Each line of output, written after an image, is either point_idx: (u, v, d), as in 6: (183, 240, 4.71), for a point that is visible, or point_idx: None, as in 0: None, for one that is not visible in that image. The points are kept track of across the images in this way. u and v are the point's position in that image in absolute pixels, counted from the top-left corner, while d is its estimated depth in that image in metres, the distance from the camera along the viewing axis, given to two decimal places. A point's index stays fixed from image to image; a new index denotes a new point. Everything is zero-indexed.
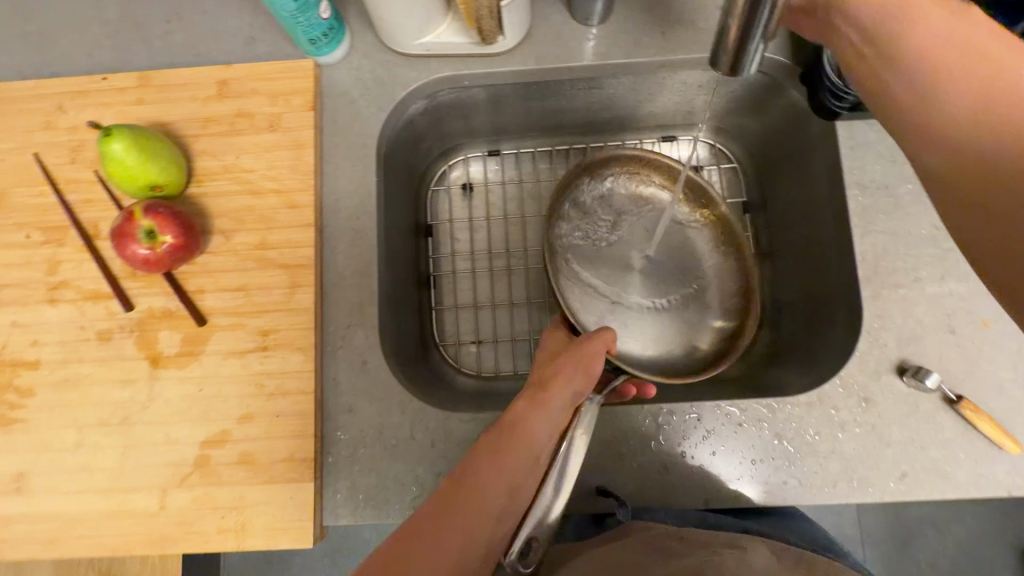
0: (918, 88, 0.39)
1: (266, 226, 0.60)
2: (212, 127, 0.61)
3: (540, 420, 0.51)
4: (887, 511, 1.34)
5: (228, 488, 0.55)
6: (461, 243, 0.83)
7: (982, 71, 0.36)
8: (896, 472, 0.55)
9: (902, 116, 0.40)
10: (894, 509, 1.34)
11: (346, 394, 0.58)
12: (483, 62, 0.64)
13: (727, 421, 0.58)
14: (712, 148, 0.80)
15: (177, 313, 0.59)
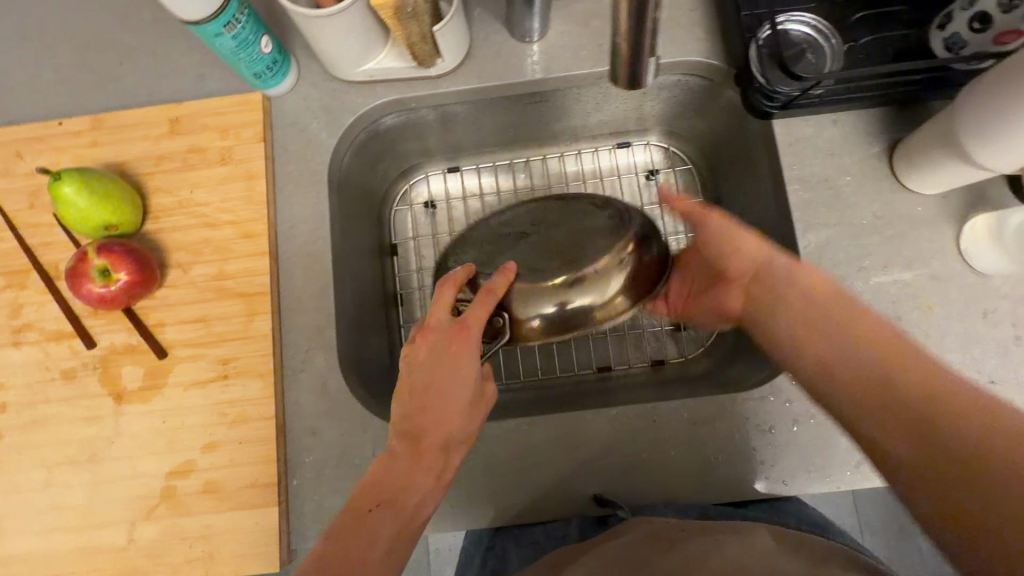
0: (835, 358, 0.46)
1: (222, 256, 0.61)
2: (166, 164, 0.63)
3: (460, 427, 0.50)
4: None
5: (196, 518, 0.56)
6: (427, 260, 0.84)
7: (886, 354, 0.44)
8: (852, 461, 0.57)
9: (822, 375, 0.47)
10: None
11: (309, 417, 0.59)
12: (427, 84, 0.65)
13: (685, 420, 0.60)
14: (666, 152, 0.82)
15: (138, 348, 0.60)
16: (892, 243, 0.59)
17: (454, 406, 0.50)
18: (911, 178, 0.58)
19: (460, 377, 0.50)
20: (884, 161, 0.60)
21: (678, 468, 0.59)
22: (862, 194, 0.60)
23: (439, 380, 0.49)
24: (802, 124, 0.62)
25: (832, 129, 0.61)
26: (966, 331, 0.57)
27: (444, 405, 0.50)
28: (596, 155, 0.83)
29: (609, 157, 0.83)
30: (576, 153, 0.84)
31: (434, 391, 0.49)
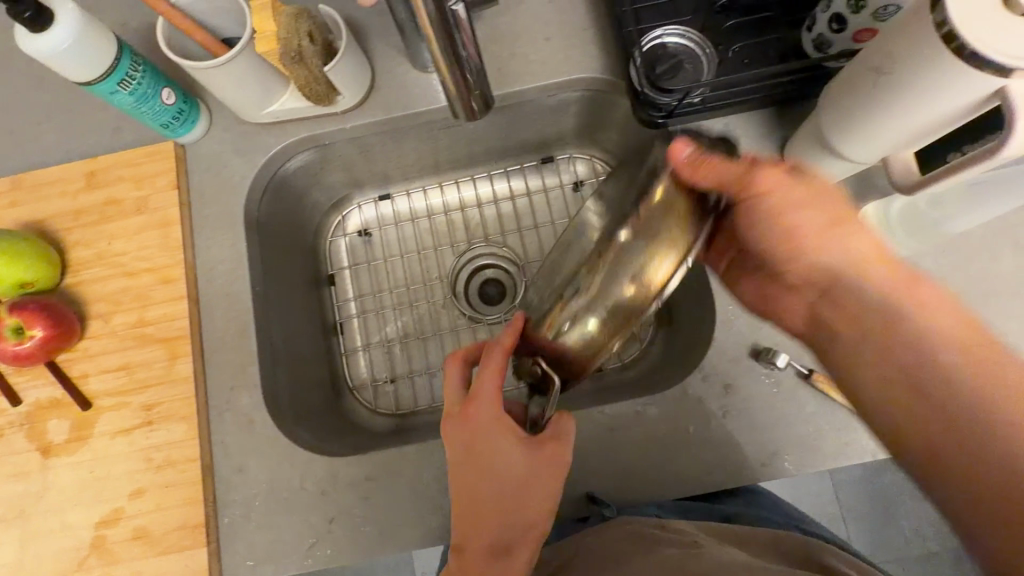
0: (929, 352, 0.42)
1: (142, 304, 0.62)
2: (84, 219, 0.64)
3: (530, 508, 0.49)
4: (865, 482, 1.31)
5: (126, 566, 0.57)
6: (366, 288, 0.86)
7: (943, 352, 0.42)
8: (765, 452, 0.57)
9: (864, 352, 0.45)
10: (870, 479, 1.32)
11: (236, 454, 0.60)
12: (334, 120, 0.68)
13: (601, 427, 0.59)
14: (588, 164, 0.84)
15: (62, 401, 0.60)
16: None
17: (517, 493, 0.49)
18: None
19: (522, 467, 0.49)
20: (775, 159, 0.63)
21: (598, 476, 0.59)
22: None
23: (482, 444, 0.49)
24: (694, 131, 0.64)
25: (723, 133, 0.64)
26: None
27: (506, 489, 0.49)
28: (521, 172, 0.85)
29: (534, 173, 0.85)
30: (502, 171, 0.86)
31: (481, 451, 0.49)
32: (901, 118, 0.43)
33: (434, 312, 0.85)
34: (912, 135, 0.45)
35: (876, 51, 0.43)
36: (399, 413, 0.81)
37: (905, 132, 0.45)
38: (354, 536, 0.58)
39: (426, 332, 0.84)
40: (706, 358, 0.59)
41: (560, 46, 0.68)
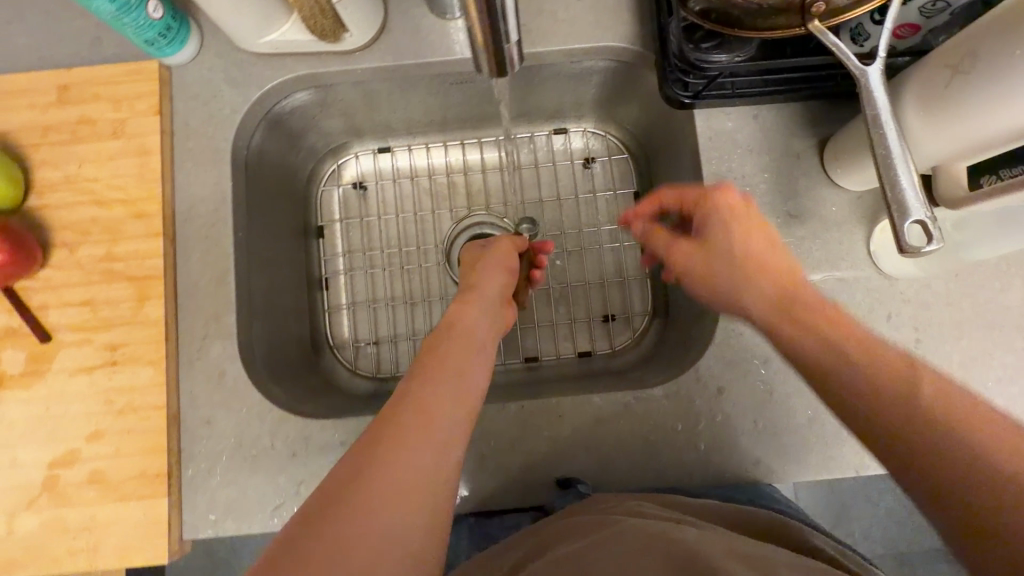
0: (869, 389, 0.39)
1: (112, 237, 0.57)
2: (51, 136, 0.58)
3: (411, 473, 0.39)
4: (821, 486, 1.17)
5: (78, 510, 0.54)
6: (356, 244, 0.82)
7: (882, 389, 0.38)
8: (750, 458, 0.56)
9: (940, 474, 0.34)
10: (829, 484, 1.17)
11: (205, 406, 0.57)
12: (338, 60, 0.62)
13: (588, 414, 0.58)
14: (602, 138, 0.82)
15: (19, 331, 0.56)
16: (802, 242, 0.59)
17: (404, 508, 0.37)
18: (896, 232, 0.43)
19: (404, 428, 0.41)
20: (810, 158, 0.60)
21: (584, 462, 0.57)
22: (778, 193, 0.60)
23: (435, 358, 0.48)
24: (723, 119, 0.60)
25: (751, 124, 0.60)
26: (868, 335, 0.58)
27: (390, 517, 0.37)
28: (532, 140, 0.82)
29: (546, 143, 0.83)
30: (512, 137, 0.83)
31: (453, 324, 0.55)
32: (995, 106, 0.39)
33: (425, 275, 0.82)
34: (980, 141, 0.42)
35: (886, 53, 0.45)
36: (378, 377, 0.78)
37: (966, 140, 0.42)
38: None
39: (415, 294, 0.81)
40: (704, 359, 0.58)
41: (592, 6, 0.64)
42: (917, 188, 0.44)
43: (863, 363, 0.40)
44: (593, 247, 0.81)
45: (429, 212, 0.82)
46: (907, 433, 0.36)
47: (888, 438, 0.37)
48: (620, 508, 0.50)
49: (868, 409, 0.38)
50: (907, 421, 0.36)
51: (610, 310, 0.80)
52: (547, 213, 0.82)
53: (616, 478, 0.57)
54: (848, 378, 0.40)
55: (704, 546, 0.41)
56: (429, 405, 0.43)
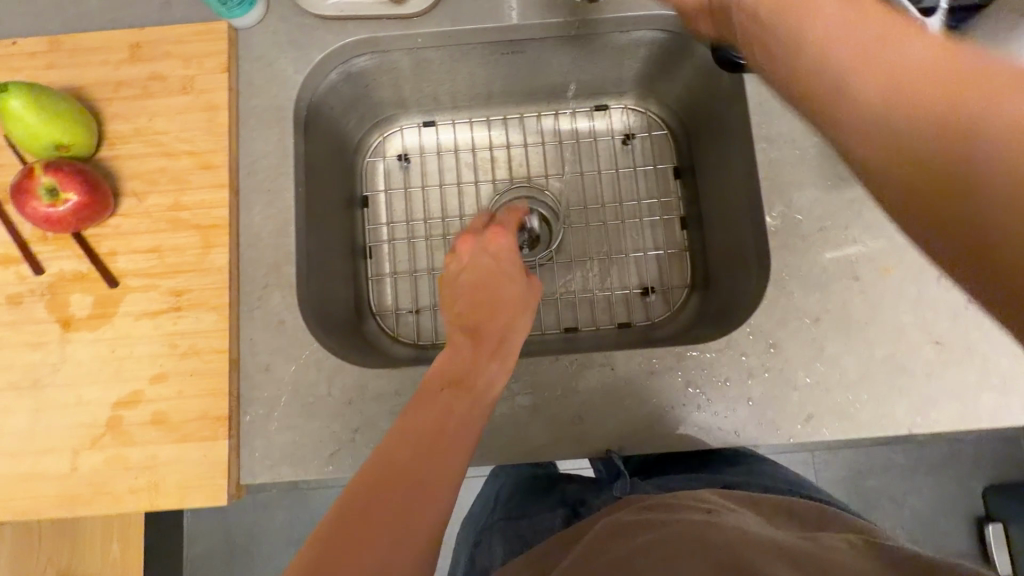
0: (979, 164, 0.24)
1: (180, 187, 0.60)
2: (124, 91, 0.61)
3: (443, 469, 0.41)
4: (849, 482, 1.15)
5: (140, 449, 0.55)
6: (399, 214, 0.83)
7: (944, 210, 0.25)
8: (801, 414, 0.57)
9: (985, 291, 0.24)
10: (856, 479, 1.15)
11: (263, 353, 0.58)
12: (398, 25, 0.65)
13: (639, 369, 0.59)
14: (642, 115, 0.84)
15: (87, 275, 0.58)
16: (850, 205, 0.60)
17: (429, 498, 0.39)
18: None
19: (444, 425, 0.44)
20: None
21: (636, 416, 0.58)
22: (827, 156, 0.61)
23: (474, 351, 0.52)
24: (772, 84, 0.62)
25: None
26: (918, 295, 0.58)
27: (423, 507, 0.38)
28: (573, 116, 0.84)
29: (586, 119, 0.84)
30: (554, 112, 0.84)
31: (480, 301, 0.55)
32: None
33: None
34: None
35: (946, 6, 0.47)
36: (419, 345, 0.79)
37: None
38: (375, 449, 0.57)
39: None
40: (754, 316, 0.59)
41: None
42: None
43: (907, 49, 0.27)
44: (631, 221, 0.82)
45: (471, 184, 0.84)
46: (963, 185, 0.24)
47: (967, 264, 0.25)
48: (649, 504, 0.51)
49: (938, 133, 0.25)
50: (866, 91, 0.27)
51: (649, 283, 0.81)
52: (586, 187, 0.83)
53: (668, 433, 0.58)
54: (880, 189, 0.28)
55: (738, 542, 0.43)
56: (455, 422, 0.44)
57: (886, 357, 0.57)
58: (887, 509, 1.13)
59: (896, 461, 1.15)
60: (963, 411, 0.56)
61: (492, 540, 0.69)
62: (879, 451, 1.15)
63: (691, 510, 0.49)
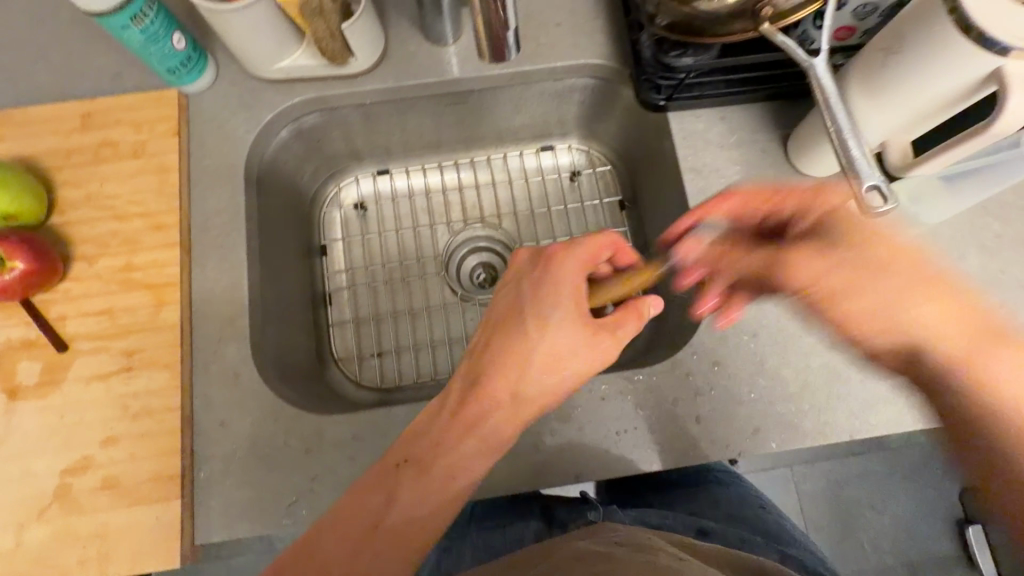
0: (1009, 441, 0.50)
1: (132, 248, 0.61)
2: (74, 159, 0.62)
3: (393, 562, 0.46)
4: (828, 494, 1.16)
5: (90, 518, 0.54)
6: (358, 260, 0.85)
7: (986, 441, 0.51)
8: (748, 428, 0.59)
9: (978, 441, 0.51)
10: (834, 491, 1.17)
11: (218, 408, 0.58)
12: (344, 83, 0.69)
13: (593, 395, 0.60)
14: (586, 153, 0.88)
15: (36, 342, 0.58)
16: None
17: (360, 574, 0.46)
18: (856, 196, 0.49)
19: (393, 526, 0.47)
20: (775, 151, 0.66)
21: (592, 443, 0.59)
22: (750, 182, 0.66)
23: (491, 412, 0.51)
24: (693, 120, 0.67)
25: (721, 124, 0.67)
26: None
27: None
28: (521, 157, 0.88)
29: (534, 159, 0.89)
30: (503, 155, 0.89)
31: (522, 345, 0.52)
32: (923, 78, 0.45)
33: (425, 287, 0.85)
34: (924, 103, 0.47)
35: (828, 45, 0.52)
36: (383, 388, 0.80)
37: (910, 104, 0.48)
38: (335, 497, 0.57)
39: (417, 306, 0.84)
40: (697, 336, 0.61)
41: (570, 31, 0.73)
42: (868, 158, 0.49)
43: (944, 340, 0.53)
44: None
45: (426, 227, 0.87)
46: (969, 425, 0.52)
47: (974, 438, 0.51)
48: (621, 543, 0.49)
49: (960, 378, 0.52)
50: (961, 341, 0.52)
51: None
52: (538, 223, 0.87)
53: (625, 457, 0.59)
54: (973, 433, 0.51)
55: None
56: (438, 481, 0.49)
57: (822, 366, 0.61)
58: (868, 518, 1.15)
59: (869, 469, 1.17)
60: (898, 412, 0.59)
61: (463, 548, 0.69)
62: (855, 461, 1.16)
63: (660, 554, 0.46)
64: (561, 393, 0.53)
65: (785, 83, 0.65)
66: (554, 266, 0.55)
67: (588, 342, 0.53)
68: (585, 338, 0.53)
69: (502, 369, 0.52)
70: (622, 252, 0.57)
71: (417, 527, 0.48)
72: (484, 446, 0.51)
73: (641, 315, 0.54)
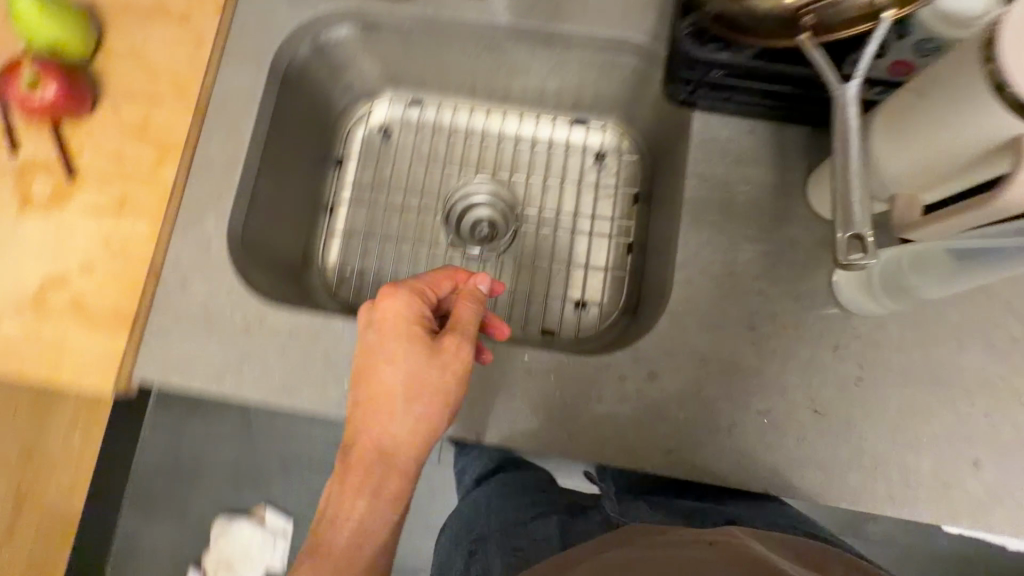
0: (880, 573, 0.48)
1: (153, 105, 0.65)
2: (129, 11, 0.67)
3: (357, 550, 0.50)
4: None
5: (55, 326, 0.60)
6: (367, 180, 0.87)
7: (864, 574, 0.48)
8: (661, 447, 0.57)
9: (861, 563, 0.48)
10: None
11: (185, 269, 0.63)
12: None
13: (519, 366, 0.59)
14: (618, 136, 0.85)
15: (54, 164, 0.64)
16: (765, 256, 0.61)
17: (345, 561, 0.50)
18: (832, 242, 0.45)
19: (355, 526, 0.50)
20: (792, 180, 0.62)
21: (501, 411, 0.58)
22: (756, 208, 0.62)
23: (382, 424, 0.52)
24: (719, 127, 0.63)
25: (744, 137, 0.63)
26: (808, 359, 0.58)
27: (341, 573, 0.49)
28: (552, 124, 0.86)
29: (564, 129, 0.86)
30: (535, 117, 0.87)
31: (372, 409, 0.52)
32: (942, 132, 0.41)
33: (421, 224, 0.86)
34: (941, 158, 0.42)
35: (865, 73, 0.47)
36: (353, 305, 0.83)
37: (926, 155, 0.43)
38: (259, 380, 0.61)
39: (408, 239, 0.85)
40: (643, 343, 0.59)
41: None
42: (862, 204, 0.45)
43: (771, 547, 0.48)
44: (583, 236, 0.84)
45: (440, 167, 0.87)
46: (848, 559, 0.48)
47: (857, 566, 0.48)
48: (657, 543, 0.49)
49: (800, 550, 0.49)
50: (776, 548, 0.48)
51: (585, 297, 0.82)
52: (547, 193, 0.86)
53: (528, 435, 0.58)
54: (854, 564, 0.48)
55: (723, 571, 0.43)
56: (382, 473, 0.51)
57: (760, 412, 0.57)
58: None
59: None
60: (824, 482, 0.56)
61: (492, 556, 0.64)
62: None
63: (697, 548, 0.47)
64: (435, 422, 0.53)
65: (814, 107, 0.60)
66: (400, 342, 0.53)
67: (435, 366, 0.52)
68: (434, 365, 0.52)
69: (371, 436, 0.52)
70: (446, 281, 0.57)
71: (376, 526, 0.51)
72: (377, 487, 0.51)
73: (474, 299, 0.55)
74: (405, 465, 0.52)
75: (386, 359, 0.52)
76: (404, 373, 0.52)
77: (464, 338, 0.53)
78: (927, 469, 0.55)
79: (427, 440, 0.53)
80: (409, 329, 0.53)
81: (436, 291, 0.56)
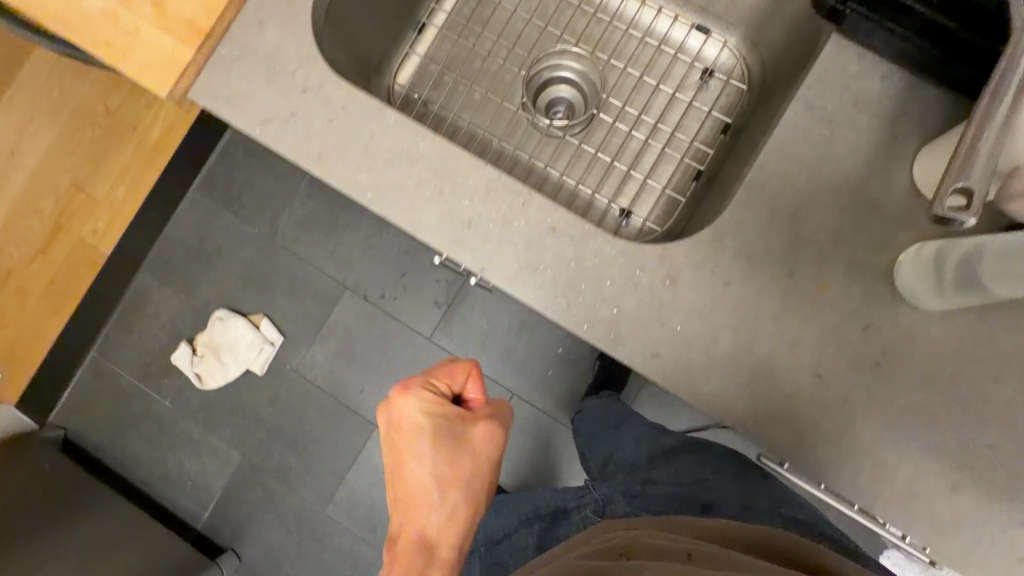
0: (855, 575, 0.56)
1: None
2: None
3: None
4: None
5: (129, 14, 0.60)
6: (465, 13, 0.83)
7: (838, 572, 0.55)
8: (649, 349, 0.55)
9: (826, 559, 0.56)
10: None
11: (266, 9, 0.62)
12: None
13: (544, 222, 0.58)
14: (734, 59, 0.79)
15: None
16: (837, 211, 0.56)
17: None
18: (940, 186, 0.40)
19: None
20: (902, 144, 0.56)
21: (509, 255, 0.57)
22: (853, 160, 0.56)
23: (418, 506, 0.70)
24: (849, 60, 0.57)
25: (872, 81, 0.57)
26: (834, 326, 0.55)
27: None
28: (671, 22, 0.81)
29: (681, 32, 0.81)
30: (656, 10, 0.82)
31: (408, 504, 0.70)
32: None
33: (501, 76, 0.83)
34: None
35: None
36: None
37: None
38: (297, 141, 0.60)
39: (483, 85, 0.82)
40: (675, 246, 0.56)
41: None
42: (992, 158, 0.40)
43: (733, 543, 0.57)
44: (656, 147, 0.79)
45: (541, 26, 0.83)
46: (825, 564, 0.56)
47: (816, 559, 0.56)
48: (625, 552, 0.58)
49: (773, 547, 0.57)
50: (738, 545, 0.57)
51: (633, 208, 0.78)
52: (638, 91, 0.80)
53: (528, 287, 0.57)
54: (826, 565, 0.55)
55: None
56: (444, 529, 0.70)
57: (762, 357, 0.55)
58: None
59: None
60: (794, 446, 0.54)
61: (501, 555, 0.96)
62: None
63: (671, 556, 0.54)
64: (477, 471, 0.70)
65: (968, 63, 0.53)
66: (404, 438, 0.68)
67: (457, 438, 0.68)
68: (448, 458, 0.68)
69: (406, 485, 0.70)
70: (460, 374, 0.69)
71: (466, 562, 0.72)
72: (446, 514, 0.70)
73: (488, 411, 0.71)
74: (447, 539, 0.70)
75: (435, 435, 0.68)
76: (428, 445, 0.68)
77: (490, 420, 0.70)
78: (904, 475, 0.53)
79: (475, 477, 0.71)
80: (422, 428, 0.68)
81: (453, 383, 0.69)
